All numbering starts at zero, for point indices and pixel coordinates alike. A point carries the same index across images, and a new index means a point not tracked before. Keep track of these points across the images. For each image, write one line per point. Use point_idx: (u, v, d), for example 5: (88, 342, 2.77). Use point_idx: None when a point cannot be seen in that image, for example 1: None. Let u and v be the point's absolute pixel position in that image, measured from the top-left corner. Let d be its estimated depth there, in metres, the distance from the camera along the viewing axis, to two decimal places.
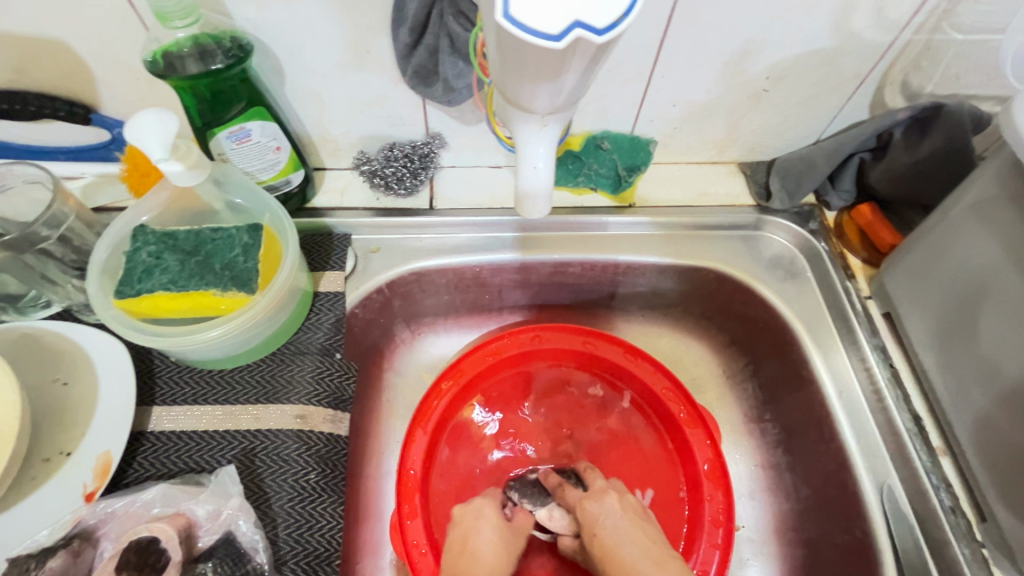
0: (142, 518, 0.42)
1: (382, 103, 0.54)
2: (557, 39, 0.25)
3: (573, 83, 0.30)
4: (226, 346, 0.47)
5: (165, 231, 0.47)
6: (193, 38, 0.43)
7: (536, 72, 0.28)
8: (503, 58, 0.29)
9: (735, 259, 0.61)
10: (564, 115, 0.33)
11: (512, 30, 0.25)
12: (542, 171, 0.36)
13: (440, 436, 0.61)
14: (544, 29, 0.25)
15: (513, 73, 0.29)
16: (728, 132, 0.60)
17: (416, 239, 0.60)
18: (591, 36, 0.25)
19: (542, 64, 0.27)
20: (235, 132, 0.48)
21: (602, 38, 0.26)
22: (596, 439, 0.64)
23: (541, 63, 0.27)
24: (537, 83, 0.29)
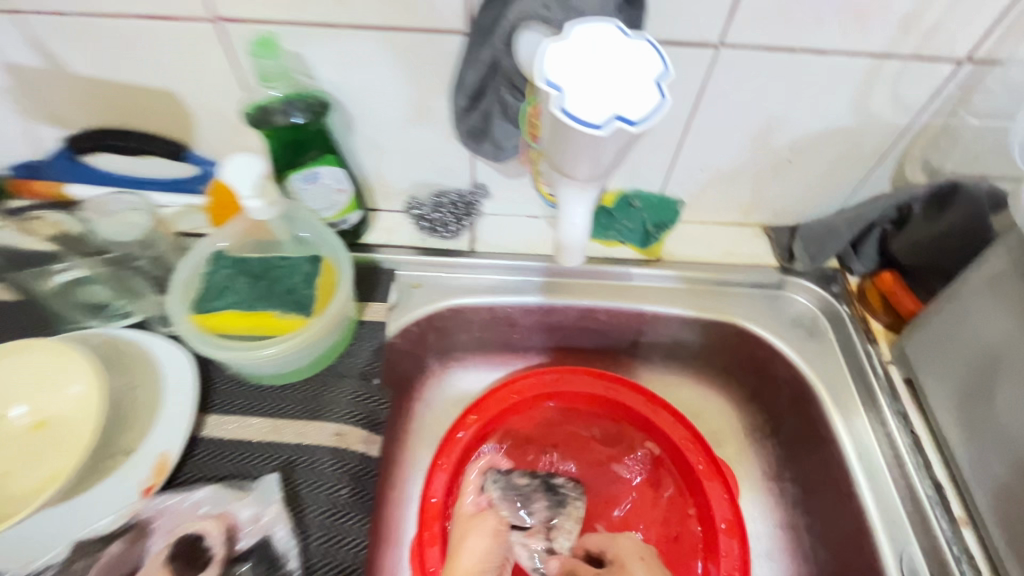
0: (192, 517, 0.46)
1: (435, 155, 0.60)
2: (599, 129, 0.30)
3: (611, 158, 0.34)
4: (280, 363, 0.52)
5: (238, 256, 0.53)
6: (284, 96, 0.51)
7: (578, 150, 0.33)
8: (552, 136, 0.34)
9: (758, 316, 0.63)
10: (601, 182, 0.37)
11: (559, 117, 0.31)
12: (580, 227, 0.40)
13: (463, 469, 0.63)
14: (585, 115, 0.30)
15: (559, 147, 0.34)
16: (753, 197, 0.64)
17: (455, 279, 0.65)
18: (626, 125, 0.31)
19: (585, 144, 0.32)
20: (307, 175, 0.54)
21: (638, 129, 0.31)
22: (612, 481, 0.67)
23: (583, 144, 0.32)
24: (580, 157, 0.34)
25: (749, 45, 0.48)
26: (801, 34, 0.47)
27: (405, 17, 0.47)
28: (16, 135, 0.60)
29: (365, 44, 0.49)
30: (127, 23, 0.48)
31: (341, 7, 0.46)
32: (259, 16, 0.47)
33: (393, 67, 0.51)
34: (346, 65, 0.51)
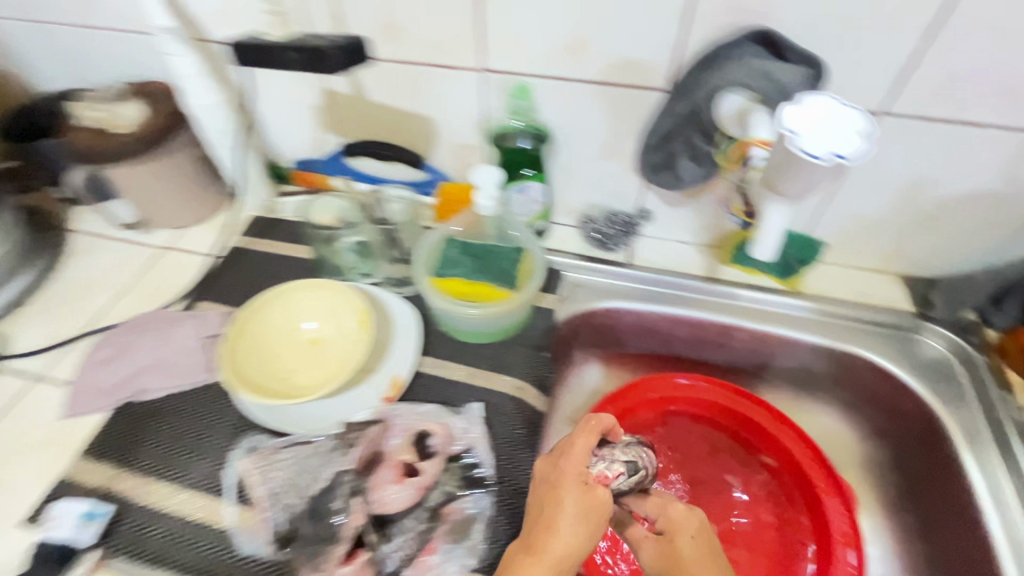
0: (421, 421, 0.60)
1: (613, 182, 0.75)
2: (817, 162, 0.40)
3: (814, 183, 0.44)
4: (483, 325, 0.67)
5: (463, 240, 0.69)
6: (522, 128, 0.70)
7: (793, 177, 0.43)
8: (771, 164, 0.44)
9: (890, 355, 0.69)
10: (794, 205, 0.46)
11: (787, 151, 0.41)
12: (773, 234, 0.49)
13: None
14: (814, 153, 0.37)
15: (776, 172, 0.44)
16: (894, 247, 0.71)
17: (612, 285, 0.78)
18: (841, 162, 0.40)
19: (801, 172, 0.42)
20: (521, 187, 0.72)
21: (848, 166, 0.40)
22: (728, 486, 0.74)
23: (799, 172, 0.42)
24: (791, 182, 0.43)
25: (910, 115, 0.58)
26: (959, 109, 0.56)
27: (623, 76, 0.63)
28: (310, 140, 0.83)
29: (586, 94, 0.65)
30: (422, 69, 0.68)
31: (578, 67, 0.63)
32: (516, 70, 0.65)
33: (602, 112, 0.67)
34: (567, 108, 0.67)
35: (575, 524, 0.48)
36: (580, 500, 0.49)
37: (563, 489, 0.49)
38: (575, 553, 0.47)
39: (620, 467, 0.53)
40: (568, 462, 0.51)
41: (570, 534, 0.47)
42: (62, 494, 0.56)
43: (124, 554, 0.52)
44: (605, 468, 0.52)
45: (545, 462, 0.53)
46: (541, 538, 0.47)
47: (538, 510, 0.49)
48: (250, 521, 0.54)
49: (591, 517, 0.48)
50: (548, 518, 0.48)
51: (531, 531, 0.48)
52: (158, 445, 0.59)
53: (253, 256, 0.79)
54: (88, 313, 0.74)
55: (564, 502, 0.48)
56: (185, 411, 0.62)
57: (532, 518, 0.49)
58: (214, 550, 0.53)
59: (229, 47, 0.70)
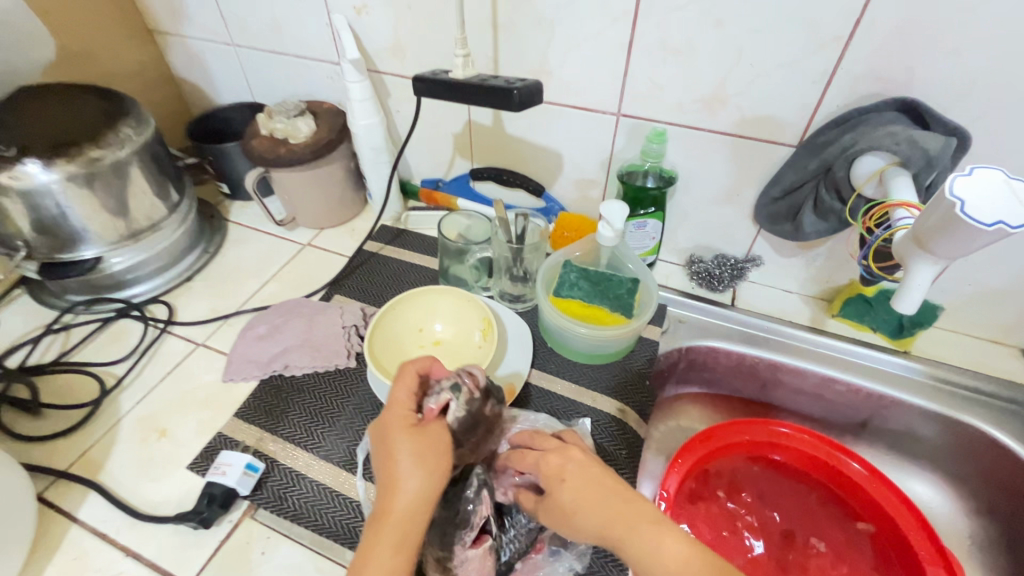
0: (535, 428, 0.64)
1: (726, 227, 0.79)
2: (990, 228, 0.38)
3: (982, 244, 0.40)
4: (591, 346, 0.72)
5: (583, 266, 0.74)
6: (651, 168, 0.74)
7: (954, 242, 0.40)
8: (932, 228, 0.41)
9: (1009, 429, 0.67)
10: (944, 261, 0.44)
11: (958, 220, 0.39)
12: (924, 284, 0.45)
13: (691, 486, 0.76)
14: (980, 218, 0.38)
15: (940, 237, 0.41)
16: (1017, 320, 0.70)
17: (714, 323, 0.81)
18: (1010, 230, 0.38)
19: (968, 239, 0.39)
20: (638, 223, 0.76)
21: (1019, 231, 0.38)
22: (821, 541, 0.74)
23: (968, 239, 0.39)
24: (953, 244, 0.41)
25: None
26: None
27: (755, 131, 0.67)
28: (443, 162, 0.92)
29: (716, 144, 0.70)
30: (563, 109, 0.76)
31: (712, 118, 0.68)
32: (652, 117, 0.71)
33: (727, 161, 0.71)
34: (693, 155, 0.72)
35: (413, 468, 0.44)
36: (405, 437, 0.46)
37: (421, 442, 0.46)
38: (408, 493, 0.43)
39: (449, 396, 0.51)
40: (399, 409, 0.48)
41: (409, 494, 0.43)
42: (220, 447, 0.64)
43: (269, 508, 0.59)
44: (430, 403, 0.50)
45: (393, 404, 0.49)
46: (397, 486, 0.44)
47: (384, 455, 0.46)
48: (377, 495, 0.60)
49: (427, 466, 0.45)
50: (392, 472, 0.44)
51: (383, 479, 0.45)
52: (300, 416, 0.67)
53: (382, 260, 0.88)
54: (240, 293, 0.84)
55: (397, 454, 0.45)
56: (324, 389, 0.69)
57: (380, 466, 0.46)
58: (345, 516, 0.58)
59: (402, 78, 0.82)
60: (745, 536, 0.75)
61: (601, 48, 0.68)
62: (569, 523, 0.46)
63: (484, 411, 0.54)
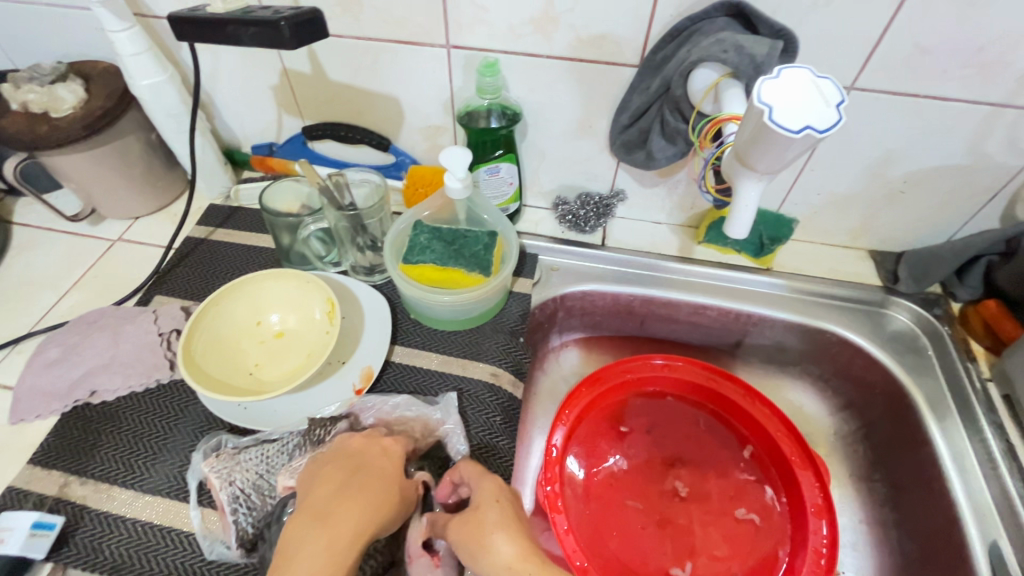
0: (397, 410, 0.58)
1: (585, 163, 0.73)
2: (795, 133, 0.34)
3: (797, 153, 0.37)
4: (456, 311, 0.66)
5: (435, 226, 0.67)
6: (491, 106, 0.66)
7: (765, 149, 0.36)
8: (750, 136, 0.37)
9: (860, 329, 0.70)
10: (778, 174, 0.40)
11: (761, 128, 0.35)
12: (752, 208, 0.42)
13: (575, 432, 0.74)
14: (790, 125, 0.34)
15: (755, 146, 0.37)
16: (862, 223, 0.72)
17: (586, 266, 0.77)
18: (813, 134, 0.34)
19: (777, 145, 0.35)
20: (491, 168, 0.69)
21: (824, 134, 0.34)
22: (705, 463, 0.74)
23: (777, 145, 0.35)
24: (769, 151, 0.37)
25: (879, 90, 0.57)
26: (927, 83, 0.56)
27: (594, 53, 0.61)
28: (269, 122, 0.79)
29: (556, 71, 0.63)
30: (385, 46, 0.65)
31: (547, 42, 0.61)
32: (485, 47, 0.63)
33: (571, 90, 0.65)
34: (536, 86, 0.65)
35: (379, 484, 0.45)
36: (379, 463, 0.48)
37: (378, 470, 0.47)
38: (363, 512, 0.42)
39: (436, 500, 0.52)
40: (375, 447, 0.50)
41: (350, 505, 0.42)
42: (8, 505, 0.53)
43: (79, 565, 0.50)
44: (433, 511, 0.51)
45: (364, 439, 0.51)
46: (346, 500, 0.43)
47: (341, 471, 0.46)
48: (214, 523, 0.52)
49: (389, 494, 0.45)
50: (347, 484, 0.44)
51: (341, 488, 0.44)
52: (113, 449, 0.56)
53: (211, 246, 0.75)
54: (32, 312, 0.69)
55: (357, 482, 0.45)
56: (142, 412, 0.59)
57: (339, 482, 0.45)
58: (177, 556, 0.50)
59: None
60: (633, 473, 0.74)
61: None
62: (472, 548, 0.45)
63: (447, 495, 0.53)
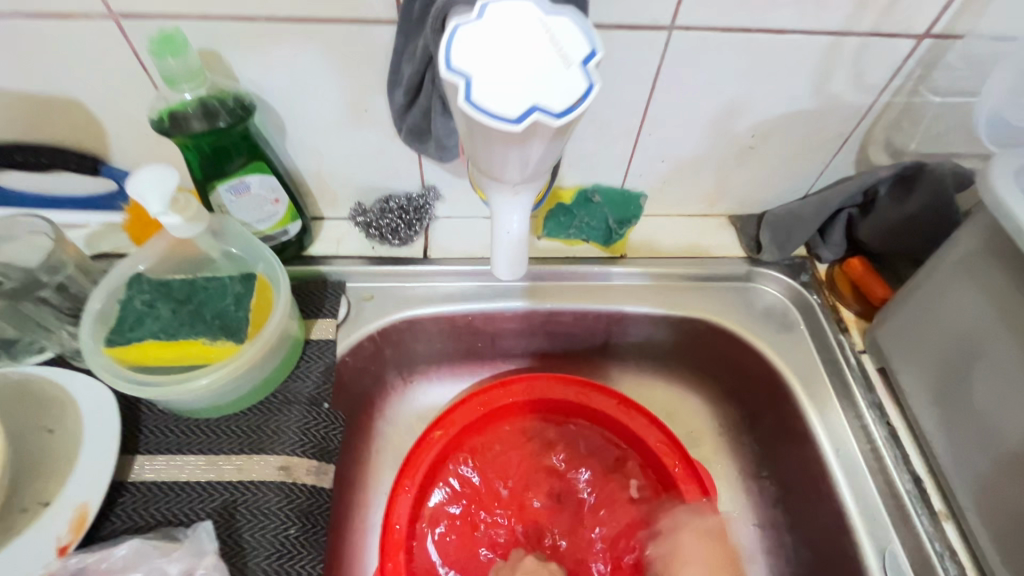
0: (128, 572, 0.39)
1: (378, 158, 0.56)
2: (515, 122, 0.26)
3: (540, 152, 0.29)
4: (212, 394, 0.47)
5: (161, 280, 0.47)
6: (199, 98, 0.45)
7: (496, 150, 0.29)
8: (473, 135, 0.29)
9: (729, 312, 0.61)
10: (533, 184, 0.33)
11: (469, 112, 0.27)
12: (514, 236, 0.36)
13: (428, 487, 0.60)
14: (507, 112, 0.27)
15: (480, 143, 0.29)
16: (717, 187, 0.61)
17: (409, 288, 0.61)
18: (545, 120, 0.27)
19: (504, 145, 0.28)
20: (234, 186, 0.50)
21: (559, 121, 0.27)
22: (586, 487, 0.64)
23: (503, 144, 0.28)
24: (502, 150, 0.29)
25: (705, 28, 0.45)
26: (760, 14, 0.44)
27: (333, 8, 0.43)
28: None
29: (290, 40, 0.45)
30: (16, 25, 0.43)
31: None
32: (168, 12, 0.42)
33: (322, 64, 0.47)
34: (270, 64, 0.46)
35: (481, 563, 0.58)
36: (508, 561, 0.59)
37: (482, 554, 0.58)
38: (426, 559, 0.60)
39: None
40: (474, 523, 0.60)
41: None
42: None
43: None
44: None
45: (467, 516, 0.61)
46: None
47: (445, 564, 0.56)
48: None
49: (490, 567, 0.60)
50: None
51: None
52: None
53: None
54: None
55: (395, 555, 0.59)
56: None
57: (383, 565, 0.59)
58: None
59: None
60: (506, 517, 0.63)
61: None
62: None
63: None
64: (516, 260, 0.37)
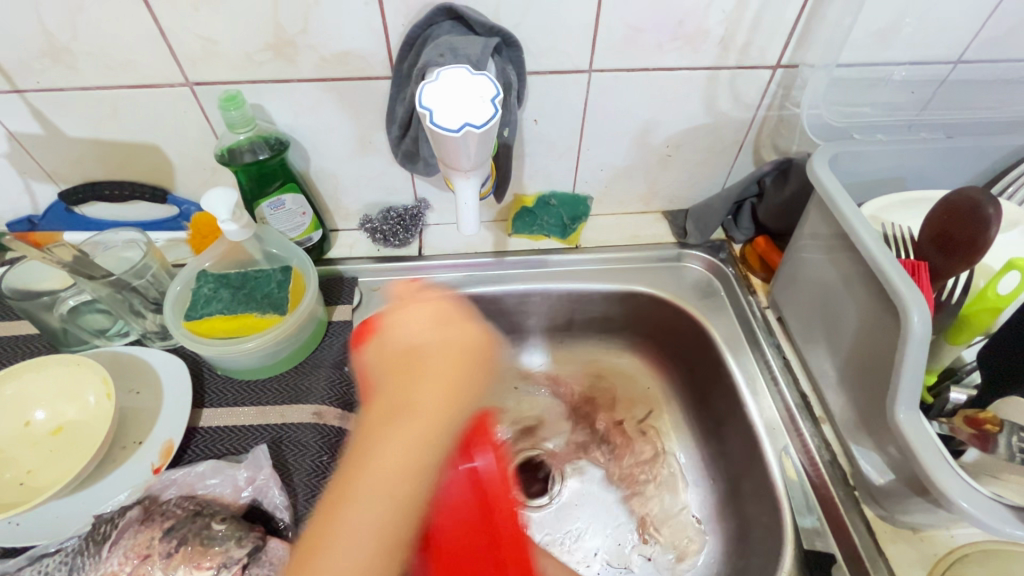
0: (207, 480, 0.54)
1: (380, 178, 0.72)
2: (455, 131, 0.43)
3: (478, 148, 0.46)
4: (261, 357, 0.62)
5: (221, 274, 0.63)
6: (250, 139, 0.62)
7: (449, 150, 0.45)
8: (434, 142, 0.46)
9: (665, 285, 0.76)
10: (480, 170, 0.49)
11: (430, 129, 0.44)
12: (470, 208, 0.52)
13: None
14: (451, 126, 0.43)
15: (439, 146, 0.45)
16: (649, 189, 0.78)
17: (409, 280, 0.76)
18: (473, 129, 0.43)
19: (453, 146, 0.45)
20: (274, 203, 0.66)
21: (482, 129, 0.44)
22: None
23: (452, 145, 0.45)
24: (453, 150, 0.45)
25: (614, 69, 0.62)
26: (652, 58, 0.61)
27: (345, 70, 0.60)
28: (20, 196, 0.70)
29: (313, 93, 0.62)
30: (121, 94, 0.60)
31: (293, 65, 0.59)
32: (228, 78, 0.59)
33: (337, 108, 0.63)
34: (299, 111, 0.63)
35: (434, 342, 0.48)
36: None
37: (450, 339, 0.48)
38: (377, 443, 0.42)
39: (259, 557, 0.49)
40: (407, 320, 0.50)
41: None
42: None
43: None
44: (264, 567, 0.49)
45: (403, 313, 0.51)
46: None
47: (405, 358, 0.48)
48: None
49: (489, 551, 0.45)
50: (407, 382, 0.46)
51: (407, 371, 0.46)
52: None
53: None
54: None
55: (407, 314, 0.51)
56: None
57: (410, 330, 0.50)
58: None
59: None
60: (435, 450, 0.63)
61: (112, 6, 0.53)
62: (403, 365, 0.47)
63: (275, 545, 0.50)
64: (471, 222, 0.53)
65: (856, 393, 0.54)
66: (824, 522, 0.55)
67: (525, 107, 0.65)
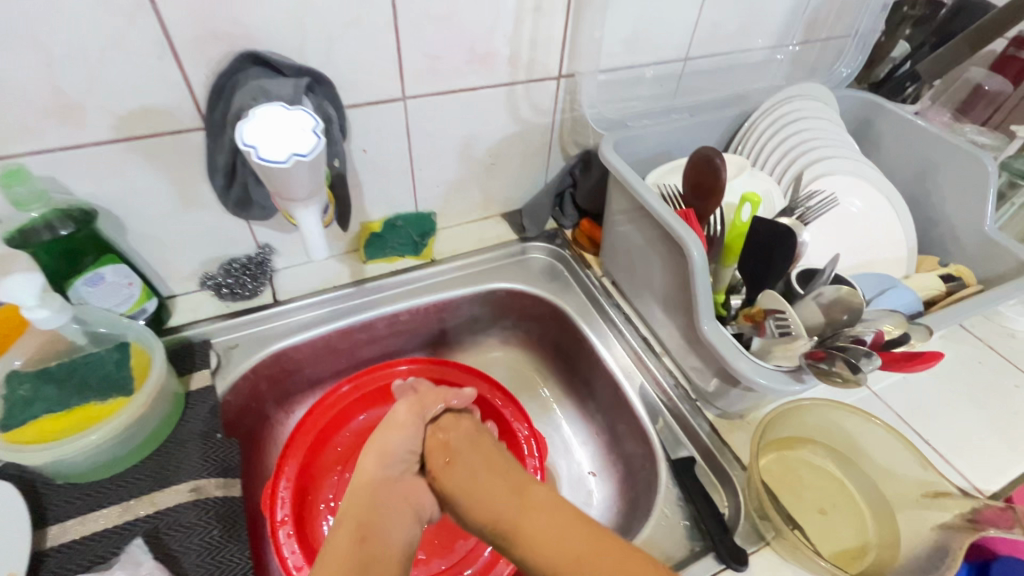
0: None
1: (212, 232, 0.69)
2: (283, 163, 0.45)
3: (312, 176, 0.49)
4: (110, 449, 0.55)
5: (39, 370, 0.56)
6: (43, 217, 0.56)
7: (283, 184, 0.48)
8: (266, 176, 0.48)
9: (516, 277, 0.84)
10: (320, 197, 0.52)
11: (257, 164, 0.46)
12: (318, 234, 0.55)
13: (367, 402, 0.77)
14: (277, 158, 0.46)
15: (277, 181, 0.48)
16: (483, 196, 0.86)
17: (268, 328, 0.73)
18: (301, 158, 0.46)
19: (287, 177, 0.47)
20: (90, 278, 0.60)
21: (311, 156, 0.47)
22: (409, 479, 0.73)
23: (285, 177, 0.47)
24: (292, 184, 0.48)
25: (425, 94, 0.68)
26: (455, 80, 0.69)
27: (150, 127, 0.57)
28: None
29: (115, 156, 0.58)
30: None
31: (84, 130, 0.55)
32: (3, 153, 0.53)
33: (148, 168, 0.60)
34: (101, 177, 0.59)
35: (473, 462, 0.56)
36: (544, 495, 0.51)
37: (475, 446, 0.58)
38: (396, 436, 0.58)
39: None
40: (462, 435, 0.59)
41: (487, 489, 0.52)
42: None
43: None
44: None
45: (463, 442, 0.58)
46: (470, 461, 0.56)
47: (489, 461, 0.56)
48: None
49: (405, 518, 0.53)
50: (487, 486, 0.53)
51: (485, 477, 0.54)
52: None
53: None
54: None
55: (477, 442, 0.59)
56: None
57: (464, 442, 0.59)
58: None
59: None
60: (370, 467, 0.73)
61: None
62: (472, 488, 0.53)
63: None
64: (320, 248, 0.56)
65: (676, 323, 0.67)
66: (681, 433, 0.66)
67: (351, 139, 0.68)
